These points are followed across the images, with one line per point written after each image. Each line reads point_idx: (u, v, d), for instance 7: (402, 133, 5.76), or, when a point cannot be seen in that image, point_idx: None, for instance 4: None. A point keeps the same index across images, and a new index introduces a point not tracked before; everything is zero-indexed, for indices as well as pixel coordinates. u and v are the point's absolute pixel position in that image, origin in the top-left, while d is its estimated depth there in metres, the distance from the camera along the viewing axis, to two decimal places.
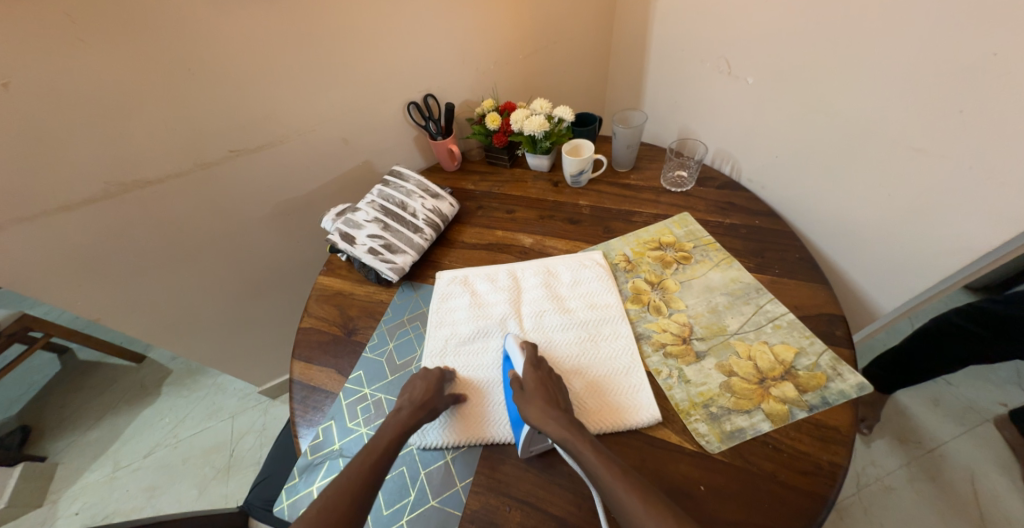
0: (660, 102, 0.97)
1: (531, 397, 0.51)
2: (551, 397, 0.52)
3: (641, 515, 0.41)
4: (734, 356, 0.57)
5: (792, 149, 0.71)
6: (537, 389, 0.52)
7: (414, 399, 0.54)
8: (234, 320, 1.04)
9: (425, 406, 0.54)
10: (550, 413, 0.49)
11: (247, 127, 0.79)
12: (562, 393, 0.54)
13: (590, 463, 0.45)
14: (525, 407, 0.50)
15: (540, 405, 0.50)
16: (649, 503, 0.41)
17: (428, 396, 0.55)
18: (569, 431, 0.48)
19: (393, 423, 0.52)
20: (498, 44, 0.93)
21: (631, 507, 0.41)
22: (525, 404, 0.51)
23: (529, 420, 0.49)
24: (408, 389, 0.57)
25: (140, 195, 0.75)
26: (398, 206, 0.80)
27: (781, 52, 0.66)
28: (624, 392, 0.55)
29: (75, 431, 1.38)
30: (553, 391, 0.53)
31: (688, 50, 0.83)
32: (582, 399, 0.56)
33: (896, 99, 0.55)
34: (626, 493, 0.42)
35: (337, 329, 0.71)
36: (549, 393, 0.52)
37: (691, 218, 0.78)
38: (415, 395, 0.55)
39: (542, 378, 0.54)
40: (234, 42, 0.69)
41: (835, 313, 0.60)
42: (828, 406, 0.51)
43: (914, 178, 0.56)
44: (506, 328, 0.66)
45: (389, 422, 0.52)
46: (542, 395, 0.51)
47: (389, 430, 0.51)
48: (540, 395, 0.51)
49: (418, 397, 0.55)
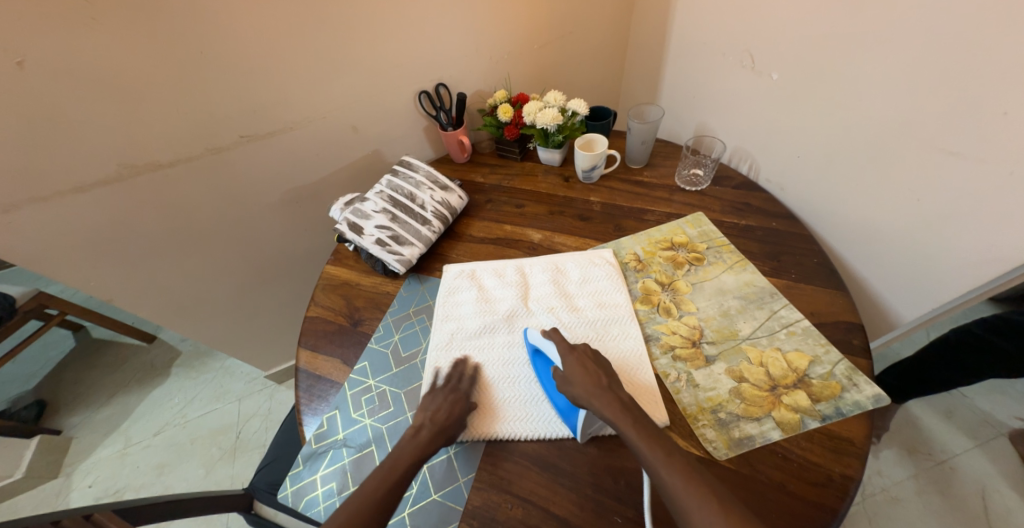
0: (677, 97, 0.95)
1: (574, 375, 0.52)
2: (594, 374, 0.52)
3: (682, 492, 0.42)
4: (745, 361, 0.56)
5: (815, 149, 0.68)
6: (579, 369, 0.53)
7: (434, 420, 0.53)
8: (242, 305, 1.05)
9: (443, 429, 0.52)
10: (596, 391, 0.51)
11: (259, 113, 0.78)
12: (604, 367, 0.54)
13: (635, 440, 0.46)
14: (570, 385, 0.52)
15: (585, 381, 0.52)
16: (690, 485, 0.42)
17: (447, 417, 0.53)
18: (615, 410, 0.49)
19: (411, 444, 0.50)
20: (513, 33, 0.91)
21: (672, 483, 0.42)
22: (569, 384, 0.52)
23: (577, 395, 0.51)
24: (427, 403, 0.55)
25: (152, 178, 0.75)
26: (407, 197, 0.79)
27: (809, 48, 0.63)
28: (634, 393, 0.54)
29: (87, 408, 1.41)
30: (595, 368, 0.53)
31: (709, 43, 0.81)
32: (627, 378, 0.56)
33: (931, 100, 0.52)
34: (670, 473, 0.43)
35: (343, 319, 0.71)
36: (591, 371, 0.53)
37: (705, 218, 0.76)
38: (435, 414, 0.54)
39: (583, 357, 0.55)
40: (247, 26, 0.68)
41: (852, 321, 0.59)
42: (842, 417, 0.50)
43: (946, 183, 0.54)
44: (514, 324, 0.65)
45: (407, 442, 0.51)
46: (585, 373, 0.53)
47: (407, 452, 0.49)
48: (583, 373, 0.52)
49: (437, 417, 0.53)
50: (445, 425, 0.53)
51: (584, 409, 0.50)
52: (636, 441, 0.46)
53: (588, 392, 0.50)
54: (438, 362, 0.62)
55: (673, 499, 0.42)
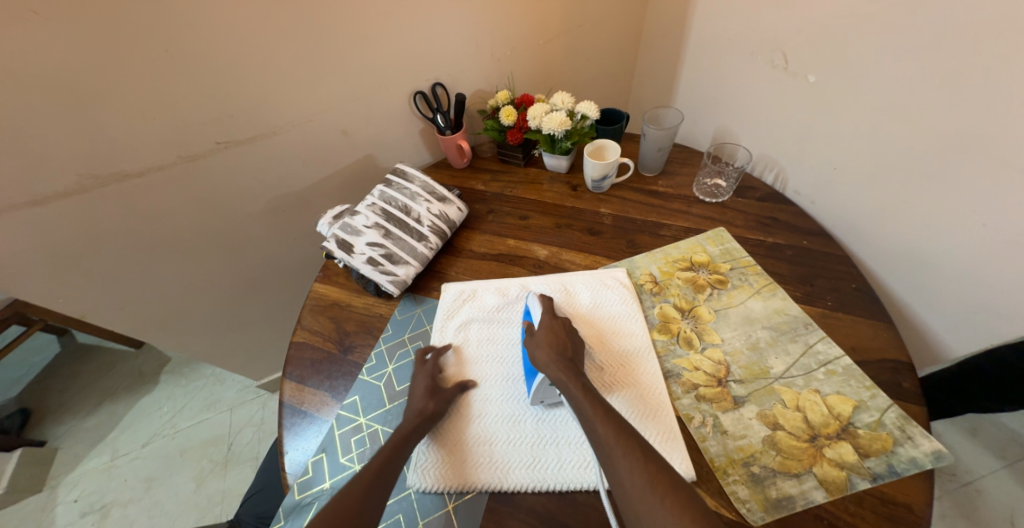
0: (695, 98, 0.88)
1: (540, 342, 0.54)
2: (561, 344, 0.54)
3: (610, 444, 0.43)
4: (780, 405, 0.50)
5: (855, 160, 0.62)
6: (548, 335, 0.55)
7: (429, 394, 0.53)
8: (228, 318, 0.99)
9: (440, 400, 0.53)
10: (554, 358, 0.52)
11: (236, 116, 0.71)
12: (576, 342, 0.55)
13: (579, 401, 0.48)
14: (536, 351, 0.53)
15: (547, 350, 0.53)
16: (618, 436, 0.43)
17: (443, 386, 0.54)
18: (564, 371, 0.50)
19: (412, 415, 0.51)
20: (518, 27, 0.84)
21: (604, 437, 0.44)
22: (535, 348, 0.54)
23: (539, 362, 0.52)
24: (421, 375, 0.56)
25: (119, 189, 0.68)
26: (401, 210, 0.72)
27: (857, 48, 0.56)
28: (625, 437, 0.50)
29: (71, 418, 1.35)
30: (564, 338, 0.55)
31: (734, 39, 0.73)
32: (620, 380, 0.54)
33: (1006, 112, 0.45)
34: (600, 426, 0.45)
35: (331, 347, 0.64)
36: (559, 340, 0.54)
37: (727, 234, 0.69)
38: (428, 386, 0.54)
39: (563, 327, 0.57)
40: (219, 20, 0.61)
41: (900, 359, 0.52)
42: (896, 477, 0.43)
43: (1018, 208, 0.47)
44: (516, 339, 0.61)
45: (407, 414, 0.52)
46: (551, 341, 0.54)
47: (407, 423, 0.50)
48: (548, 341, 0.54)
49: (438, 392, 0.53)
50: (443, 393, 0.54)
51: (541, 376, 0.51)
52: (579, 399, 0.48)
53: (547, 357, 0.52)
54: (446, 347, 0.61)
55: (599, 447, 0.44)
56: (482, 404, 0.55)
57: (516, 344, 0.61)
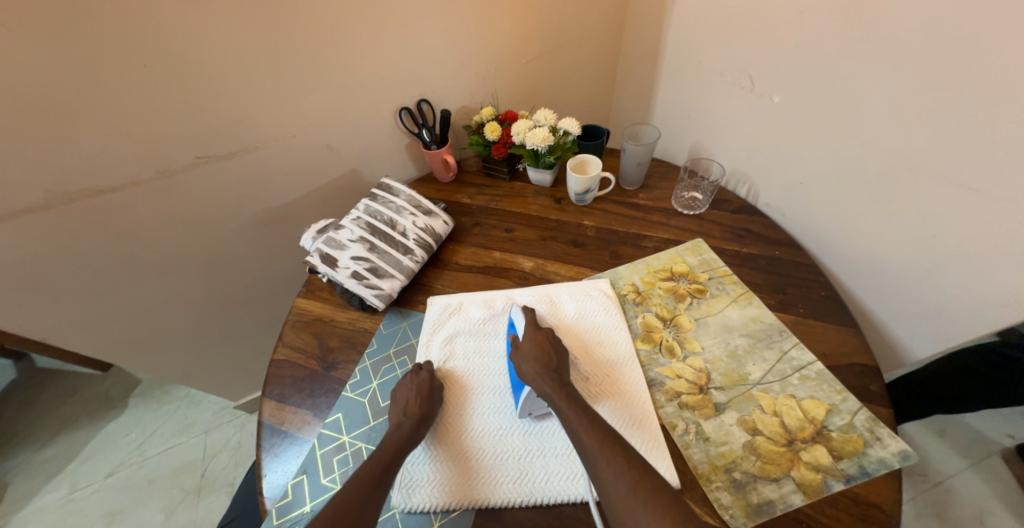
0: (671, 115, 0.91)
1: (526, 355, 0.55)
2: (546, 356, 0.55)
3: (595, 454, 0.44)
4: (758, 410, 0.51)
5: (819, 175, 0.65)
6: (532, 348, 0.56)
7: (410, 412, 0.52)
8: (206, 336, 0.96)
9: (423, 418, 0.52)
10: (541, 370, 0.52)
11: (217, 131, 0.70)
12: (560, 353, 0.56)
13: (565, 413, 0.48)
14: (522, 364, 0.54)
15: (533, 362, 0.53)
16: (605, 445, 0.44)
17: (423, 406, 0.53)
18: (551, 384, 0.51)
19: (394, 438, 0.50)
20: (501, 46, 0.86)
21: (589, 447, 0.45)
22: (521, 361, 0.54)
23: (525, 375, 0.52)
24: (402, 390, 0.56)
25: (91, 205, 0.66)
26: (386, 224, 0.73)
27: (816, 72, 0.60)
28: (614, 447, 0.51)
29: (31, 446, 1.27)
30: (549, 350, 0.56)
31: (706, 61, 0.77)
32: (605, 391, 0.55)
33: (948, 134, 0.49)
34: (587, 436, 0.45)
35: (314, 364, 0.63)
36: (544, 352, 0.55)
37: (705, 246, 0.72)
38: (410, 407, 0.53)
39: (546, 338, 0.57)
40: (201, 37, 0.61)
41: (868, 364, 0.55)
42: (867, 477, 0.45)
43: (969, 221, 0.50)
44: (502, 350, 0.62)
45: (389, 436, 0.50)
46: (536, 353, 0.55)
47: (388, 444, 0.49)
48: (534, 353, 0.54)
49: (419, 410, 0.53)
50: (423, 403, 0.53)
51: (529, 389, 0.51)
52: (563, 409, 0.49)
53: (533, 370, 0.52)
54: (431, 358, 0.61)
55: (588, 458, 0.44)
56: (469, 419, 0.55)
57: (502, 357, 0.61)
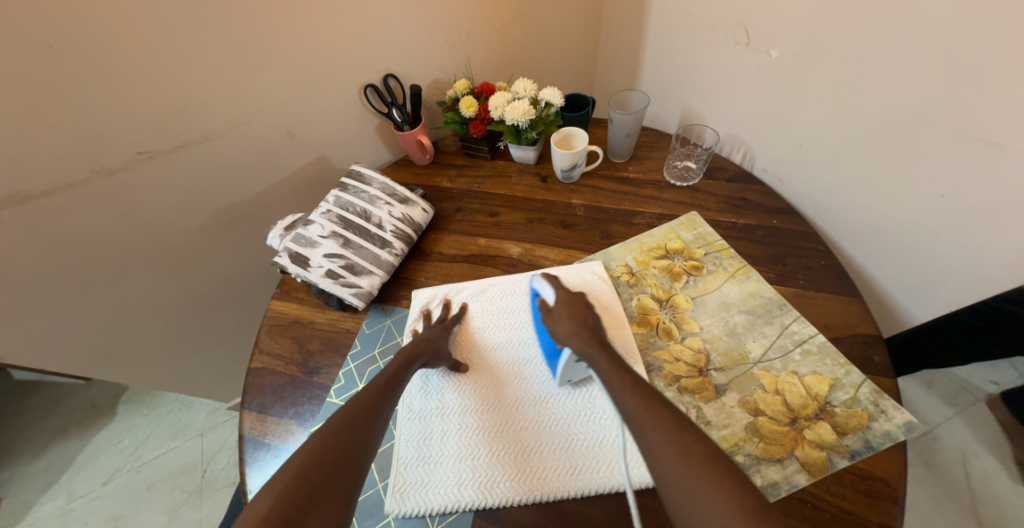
0: (659, 78, 0.85)
1: (560, 316, 0.52)
2: (580, 316, 0.52)
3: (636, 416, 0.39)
4: (759, 390, 0.50)
5: (820, 136, 0.61)
6: (565, 309, 0.53)
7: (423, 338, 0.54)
8: (182, 342, 0.91)
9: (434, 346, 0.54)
10: (575, 330, 0.50)
11: (160, 122, 0.63)
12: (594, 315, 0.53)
13: (604, 372, 0.44)
14: (556, 324, 0.52)
15: (569, 323, 0.51)
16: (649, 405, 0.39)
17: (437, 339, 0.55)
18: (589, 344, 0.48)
19: (399, 355, 0.51)
20: (472, 10, 0.78)
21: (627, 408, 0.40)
22: (554, 323, 0.52)
23: (560, 335, 0.50)
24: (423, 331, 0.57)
25: (25, 213, 0.59)
26: (360, 215, 0.67)
27: (815, 22, 0.55)
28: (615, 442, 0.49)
29: (18, 461, 1.23)
30: (584, 311, 0.53)
31: (695, 16, 0.71)
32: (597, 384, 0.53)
33: (959, 82, 0.45)
34: (629, 398, 0.40)
35: (295, 370, 0.60)
36: (578, 312, 0.52)
37: (700, 218, 0.69)
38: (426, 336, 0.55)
39: (578, 301, 0.55)
40: (123, 13, 0.53)
41: (871, 334, 0.53)
42: (872, 452, 0.44)
43: (979, 177, 0.47)
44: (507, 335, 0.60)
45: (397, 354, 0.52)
46: (570, 313, 0.52)
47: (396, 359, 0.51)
48: (567, 315, 0.52)
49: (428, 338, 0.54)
50: (437, 343, 0.54)
51: (567, 350, 0.49)
52: (602, 369, 0.45)
53: (571, 330, 0.50)
54: None
55: (631, 423, 0.39)
56: (461, 418, 0.53)
57: (495, 350, 0.58)
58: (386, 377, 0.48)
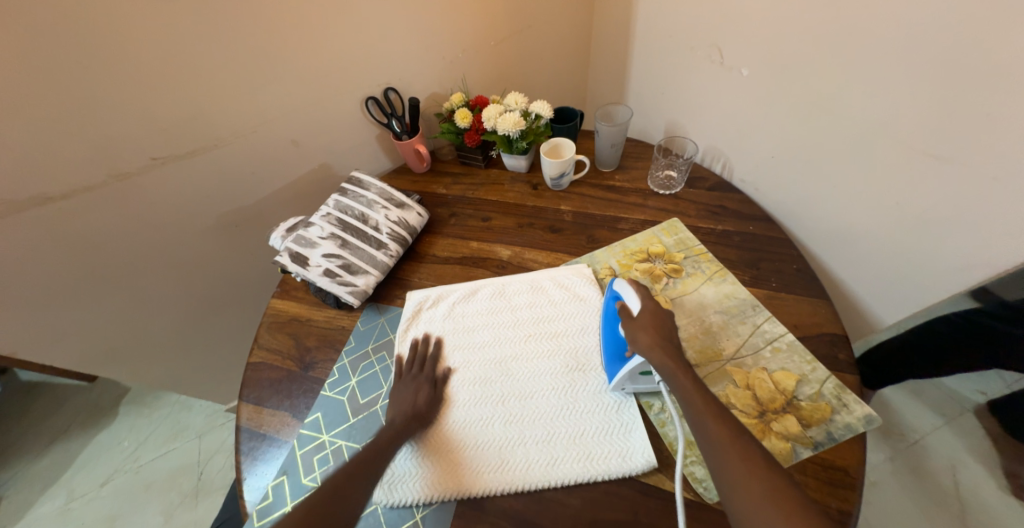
0: (645, 93, 0.90)
1: (641, 326, 0.52)
2: (662, 329, 0.52)
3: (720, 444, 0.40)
4: (731, 385, 0.52)
5: (790, 147, 0.65)
6: (650, 320, 0.53)
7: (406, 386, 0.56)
8: (185, 341, 0.95)
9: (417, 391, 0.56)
10: (659, 343, 0.50)
11: (174, 129, 0.68)
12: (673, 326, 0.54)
13: (686, 393, 0.45)
14: (636, 334, 0.52)
15: (650, 335, 0.51)
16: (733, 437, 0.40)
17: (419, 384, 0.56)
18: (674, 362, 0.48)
19: (386, 412, 0.53)
20: (467, 28, 0.83)
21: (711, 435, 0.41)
22: (634, 331, 0.52)
23: (640, 345, 0.50)
24: (398, 388, 0.56)
25: (45, 213, 0.63)
26: (357, 218, 0.71)
27: (782, 42, 0.59)
28: (593, 434, 0.51)
29: (20, 459, 1.25)
30: (665, 323, 0.53)
31: (676, 36, 0.76)
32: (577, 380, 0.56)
33: (909, 97, 0.49)
34: (712, 425, 0.42)
35: (292, 364, 0.63)
36: (659, 325, 0.53)
37: (681, 225, 0.72)
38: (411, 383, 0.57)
39: (659, 311, 0.55)
40: (143, 31, 0.58)
41: (837, 332, 0.56)
42: (834, 443, 0.47)
43: (930, 185, 0.51)
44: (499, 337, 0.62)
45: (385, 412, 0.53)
46: (654, 325, 0.52)
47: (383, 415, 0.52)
48: (651, 326, 0.52)
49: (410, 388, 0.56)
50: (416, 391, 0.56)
51: (642, 360, 0.50)
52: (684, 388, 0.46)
53: (653, 342, 0.50)
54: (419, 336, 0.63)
55: (709, 448, 0.41)
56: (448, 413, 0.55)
57: (485, 348, 0.61)
58: (373, 435, 0.50)
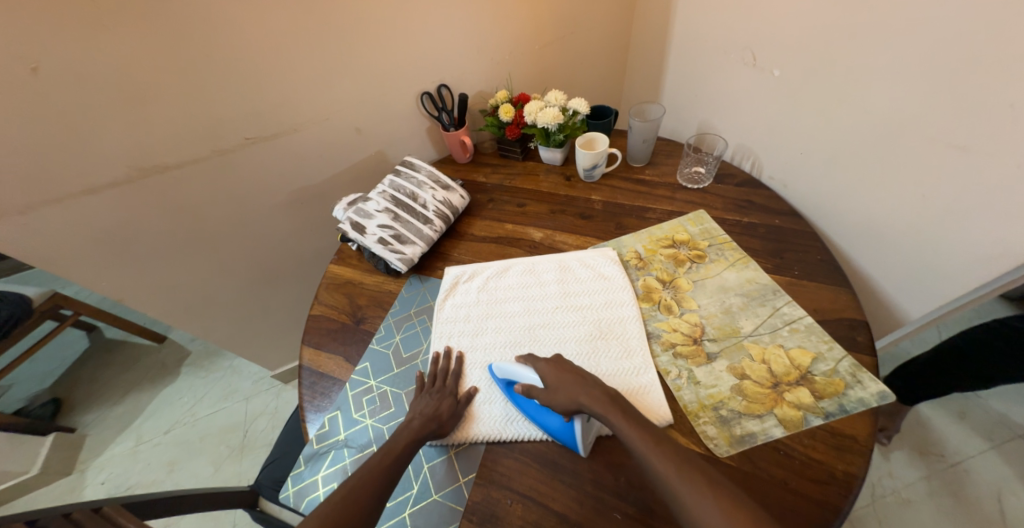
0: (679, 95, 0.95)
1: (558, 387, 0.51)
2: (570, 378, 0.52)
3: None
4: (747, 359, 0.55)
5: (820, 144, 0.68)
6: (556, 374, 0.53)
7: (424, 412, 0.53)
8: (249, 304, 1.06)
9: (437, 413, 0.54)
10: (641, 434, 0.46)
11: (265, 114, 0.79)
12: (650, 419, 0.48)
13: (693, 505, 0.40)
14: (555, 397, 0.50)
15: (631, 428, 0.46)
16: None
17: (438, 408, 0.54)
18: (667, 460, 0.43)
19: (406, 430, 0.52)
20: (516, 33, 0.92)
21: None
22: (552, 399, 0.51)
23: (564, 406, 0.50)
24: (417, 401, 0.56)
25: (161, 180, 0.76)
26: (408, 196, 0.80)
27: (813, 44, 0.63)
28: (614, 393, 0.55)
29: (100, 406, 1.42)
30: (573, 371, 0.53)
31: (711, 40, 0.80)
32: (600, 348, 0.60)
33: (937, 94, 0.52)
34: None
35: (346, 318, 0.71)
36: (571, 374, 0.53)
37: (707, 216, 0.76)
38: (427, 406, 0.54)
39: (558, 366, 0.54)
40: (251, 29, 0.69)
41: (856, 318, 0.58)
42: (846, 414, 0.49)
43: (957, 178, 0.53)
44: (530, 308, 0.67)
45: (401, 431, 0.52)
46: (565, 380, 0.52)
47: (401, 437, 0.51)
48: (565, 380, 0.52)
49: (432, 409, 0.54)
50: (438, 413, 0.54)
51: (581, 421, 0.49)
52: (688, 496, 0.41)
53: (573, 395, 0.50)
54: (455, 303, 0.69)
55: None
56: (478, 370, 0.60)
57: (515, 316, 0.66)
58: (392, 459, 0.49)
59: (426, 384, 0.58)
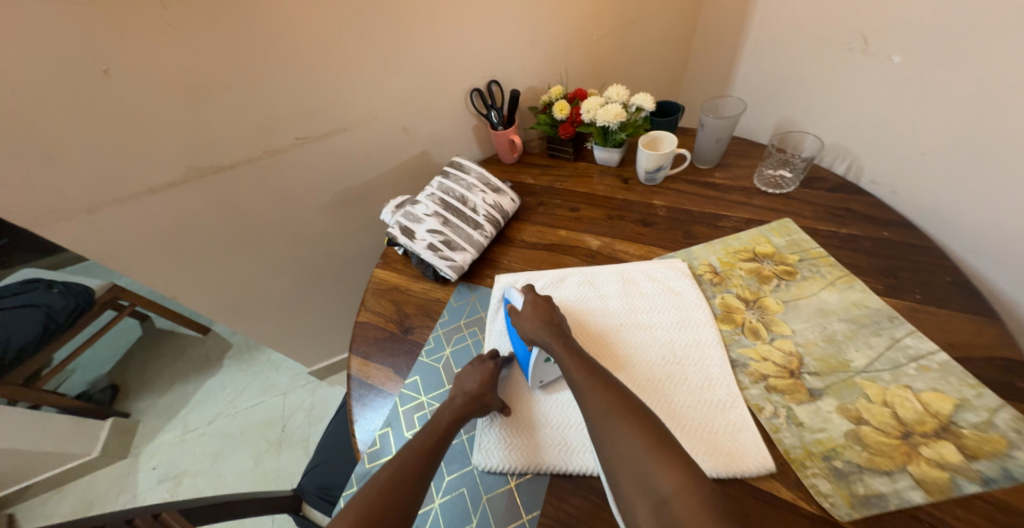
0: (756, 88, 0.85)
1: (526, 315, 0.54)
2: (548, 314, 0.54)
3: None
4: (863, 399, 0.46)
5: (949, 144, 0.57)
6: (533, 309, 0.54)
7: (467, 390, 0.51)
8: (293, 302, 1.05)
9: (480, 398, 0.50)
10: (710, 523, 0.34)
11: (318, 113, 0.77)
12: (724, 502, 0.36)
13: None
14: (523, 321, 0.53)
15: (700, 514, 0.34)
16: None
17: (481, 388, 0.51)
18: None
19: (448, 411, 0.49)
20: (575, 24, 0.85)
21: None
22: (521, 322, 0.54)
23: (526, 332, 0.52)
24: (463, 375, 0.54)
25: (216, 180, 0.74)
26: (458, 200, 0.75)
27: (950, 26, 0.53)
28: (694, 427, 0.47)
29: (151, 395, 1.47)
30: (552, 311, 0.55)
31: (804, 25, 0.71)
32: (673, 373, 0.52)
33: None
34: None
35: (393, 327, 0.67)
36: (547, 311, 0.54)
37: (794, 225, 0.66)
38: (469, 385, 0.52)
39: (543, 300, 0.56)
40: (308, 25, 0.66)
41: (1010, 358, 0.47)
42: (1011, 482, 0.39)
43: None
44: (586, 322, 0.60)
45: (443, 408, 0.50)
46: (535, 311, 0.54)
47: (443, 415, 0.49)
48: (534, 314, 0.53)
49: (476, 391, 0.51)
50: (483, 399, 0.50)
51: (535, 348, 0.51)
52: None
53: (535, 327, 0.52)
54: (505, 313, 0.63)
55: None
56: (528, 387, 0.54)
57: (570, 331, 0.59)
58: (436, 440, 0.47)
59: (475, 360, 0.56)
